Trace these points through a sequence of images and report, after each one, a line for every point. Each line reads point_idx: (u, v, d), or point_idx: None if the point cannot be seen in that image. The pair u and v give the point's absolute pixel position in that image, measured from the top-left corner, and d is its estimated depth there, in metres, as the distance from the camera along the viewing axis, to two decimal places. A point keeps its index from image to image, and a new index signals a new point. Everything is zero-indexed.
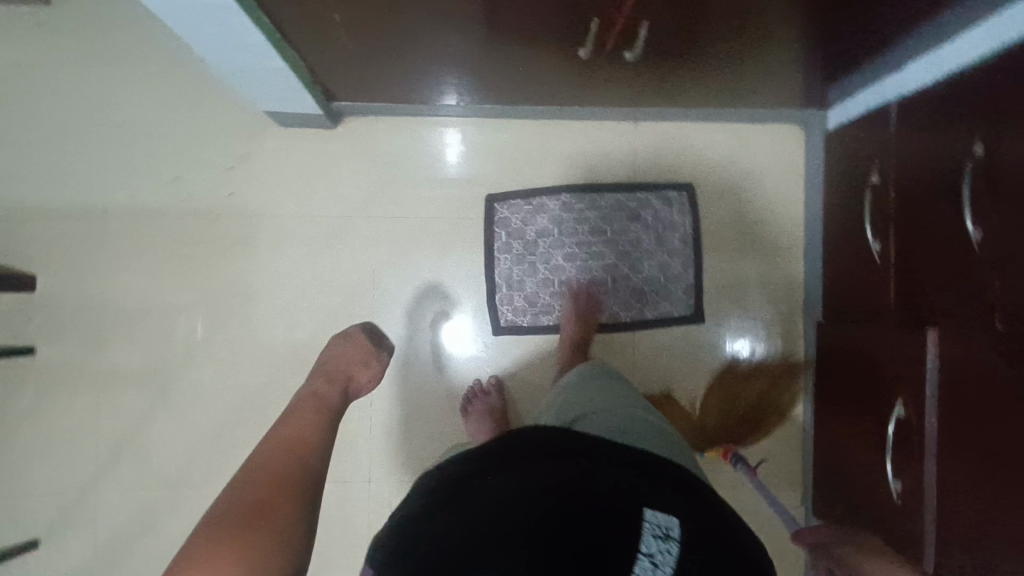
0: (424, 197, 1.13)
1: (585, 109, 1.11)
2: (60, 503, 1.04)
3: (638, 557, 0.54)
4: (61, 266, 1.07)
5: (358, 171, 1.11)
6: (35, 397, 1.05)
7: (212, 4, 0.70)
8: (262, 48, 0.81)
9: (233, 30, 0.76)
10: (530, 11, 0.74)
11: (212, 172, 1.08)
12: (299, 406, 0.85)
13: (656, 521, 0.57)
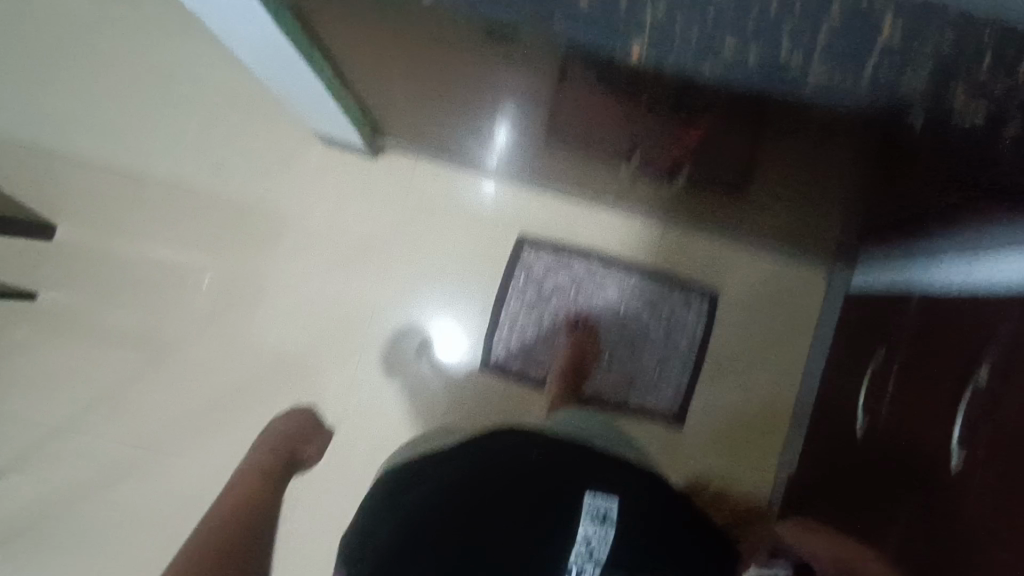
0: (442, 242, 1.15)
1: (619, 203, 1.11)
2: (34, 435, 1.12)
3: (576, 540, 0.66)
4: (92, 221, 1.14)
5: (387, 203, 1.15)
6: (37, 333, 1.14)
7: (276, 47, 0.74)
8: (319, 88, 0.86)
9: (292, 69, 0.81)
10: (564, 119, 0.76)
11: (251, 171, 1.14)
12: (243, 484, 0.99)
13: (592, 506, 0.69)
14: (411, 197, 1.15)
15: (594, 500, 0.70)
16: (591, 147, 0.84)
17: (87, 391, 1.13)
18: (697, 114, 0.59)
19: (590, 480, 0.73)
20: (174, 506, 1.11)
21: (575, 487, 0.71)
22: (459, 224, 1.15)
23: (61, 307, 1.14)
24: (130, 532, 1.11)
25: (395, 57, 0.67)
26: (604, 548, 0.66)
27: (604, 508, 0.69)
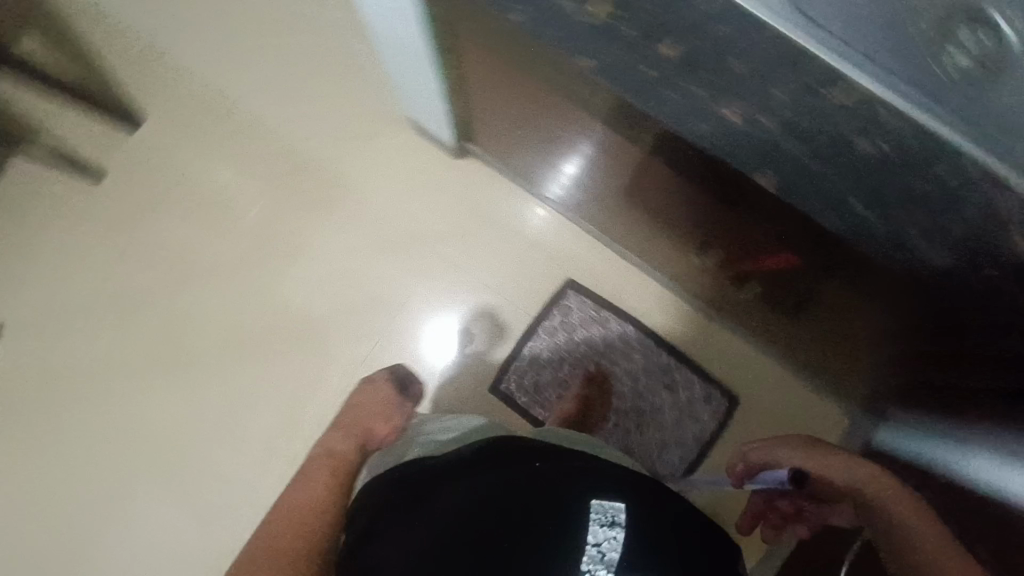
0: (491, 259, 1.15)
1: (671, 281, 1.11)
2: (49, 307, 1.15)
3: (585, 546, 0.50)
4: (174, 128, 1.17)
5: (453, 205, 1.16)
6: (88, 216, 1.17)
7: (409, 42, 0.76)
8: (432, 85, 0.87)
9: (417, 65, 0.82)
10: (653, 194, 0.76)
11: (336, 132, 1.16)
12: (314, 470, 0.82)
13: (600, 511, 0.53)
14: (476, 208, 1.16)
15: (603, 506, 0.53)
16: (670, 224, 0.83)
17: (112, 283, 1.16)
18: (790, 240, 0.58)
19: (597, 482, 0.57)
20: (153, 419, 1.12)
21: (579, 495, 0.54)
22: (511, 247, 1.15)
23: (118, 198, 1.17)
24: (101, 428, 1.12)
25: (518, 83, 0.67)
26: (618, 556, 0.50)
27: (614, 509, 0.53)
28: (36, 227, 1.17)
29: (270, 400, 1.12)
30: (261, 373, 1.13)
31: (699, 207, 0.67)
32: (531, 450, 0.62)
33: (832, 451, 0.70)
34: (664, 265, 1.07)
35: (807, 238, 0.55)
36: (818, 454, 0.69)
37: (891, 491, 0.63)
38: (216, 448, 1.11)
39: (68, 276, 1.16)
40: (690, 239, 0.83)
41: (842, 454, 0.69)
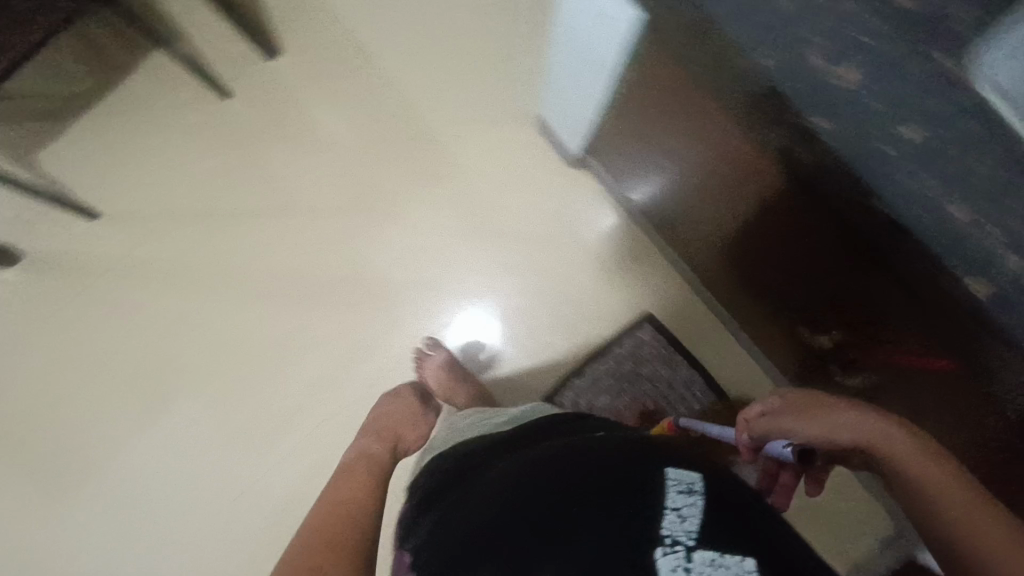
0: (577, 273, 1.14)
1: (751, 341, 1.09)
2: (130, 205, 1.12)
3: (663, 512, 0.48)
4: (305, 66, 1.16)
5: (554, 210, 1.15)
6: (194, 126, 1.14)
7: (592, 61, 0.74)
8: (593, 105, 0.85)
9: (588, 83, 0.80)
10: (785, 254, 0.75)
11: (462, 112, 1.16)
12: (357, 463, 0.79)
13: (676, 478, 0.51)
14: (575, 217, 1.15)
15: (676, 475, 0.51)
16: (787, 287, 0.81)
17: (206, 197, 1.14)
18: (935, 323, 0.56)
19: (671, 456, 0.55)
20: (215, 340, 1.12)
21: (652, 465, 0.52)
22: (598, 264, 1.14)
23: (231, 114, 1.16)
24: (154, 334, 1.12)
25: (699, 117, 0.66)
26: (698, 519, 0.47)
27: (690, 481, 0.51)
28: (145, 121, 1.13)
29: (331, 350, 1.12)
30: (328, 323, 1.12)
31: (829, 266, 0.67)
32: (610, 433, 0.63)
33: (836, 407, 0.59)
34: (749, 322, 1.04)
35: (962, 331, 0.53)
36: (823, 419, 0.59)
37: (923, 465, 0.53)
38: (269, 383, 1.11)
39: (164, 178, 1.13)
40: (799, 305, 0.82)
41: (849, 413, 0.57)
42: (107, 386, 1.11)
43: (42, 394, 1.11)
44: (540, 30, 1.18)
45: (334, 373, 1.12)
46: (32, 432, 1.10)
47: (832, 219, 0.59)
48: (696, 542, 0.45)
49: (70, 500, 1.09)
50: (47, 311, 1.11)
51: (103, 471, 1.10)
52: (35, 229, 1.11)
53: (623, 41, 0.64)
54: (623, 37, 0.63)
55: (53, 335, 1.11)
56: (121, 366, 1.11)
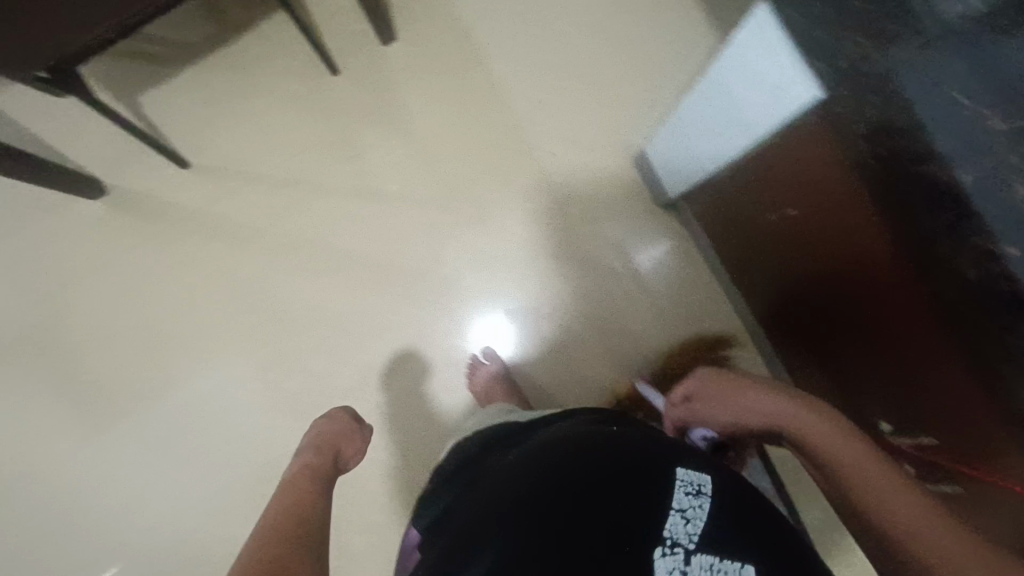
0: (640, 312, 1.11)
1: None
2: (217, 161, 1.12)
3: (670, 510, 0.51)
4: (416, 57, 1.14)
5: (632, 246, 1.12)
6: (293, 94, 1.12)
7: (742, 119, 0.70)
8: (719, 155, 0.81)
9: (726, 137, 0.76)
10: (879, 347, 0.71)
11: (561, 131, 1.14)
12: (295, 480, 0.77)
13: (685, 478, 0.54)
14: (649, 249, 1.12)
15: (686, 475, 0.55)
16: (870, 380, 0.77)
17: (292, 166, 1.12)
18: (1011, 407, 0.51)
19: (683, 454, 0.58)
20: (275, 308, 1.11)
21: (666, 463, 0.55)
22: (661, 303, 1.11)
23: (330, 89, 1.13)
24: (213, 294, 1.11)
25: (835, 181, 0.62)
26: (702, 523, 0.51)
27: (698, 483, 0.54)
28: (251, 82, 1.12)
29: (385, 342, 1.11)
30: (389, 317, 1.11)
31: (919, 361, 0.63)
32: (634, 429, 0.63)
33: (745, 390, 0.68)
34: None
35: None
36: (730, 401, 0.68)
37: (822, 434, 0.60)
38: (320, 362, 1.10)
39: (256, 140, 1.12)
40: (868, 380, 0.78)
41: (757, 394, 0.66)
42: (163, 334, 1.10)
43: (100, 330, 1.10)
44: (660, 61, 1.14)
45: (385, 365, 1.10)
46: (83, 365, 1.10)
47: (949, 321, 0.55)
48: (696, 545, 0.49)
49: (104, 438, 1.09)
50: (122, 249, 1.11)
51: (136, 416, 1.09)
52: (124, 166, 1.11)
53: (792, 106, 0.59)
54: (789, 105, 0.59)
55: (121, 276, 1.11)
56: (179, 317, 1.10)
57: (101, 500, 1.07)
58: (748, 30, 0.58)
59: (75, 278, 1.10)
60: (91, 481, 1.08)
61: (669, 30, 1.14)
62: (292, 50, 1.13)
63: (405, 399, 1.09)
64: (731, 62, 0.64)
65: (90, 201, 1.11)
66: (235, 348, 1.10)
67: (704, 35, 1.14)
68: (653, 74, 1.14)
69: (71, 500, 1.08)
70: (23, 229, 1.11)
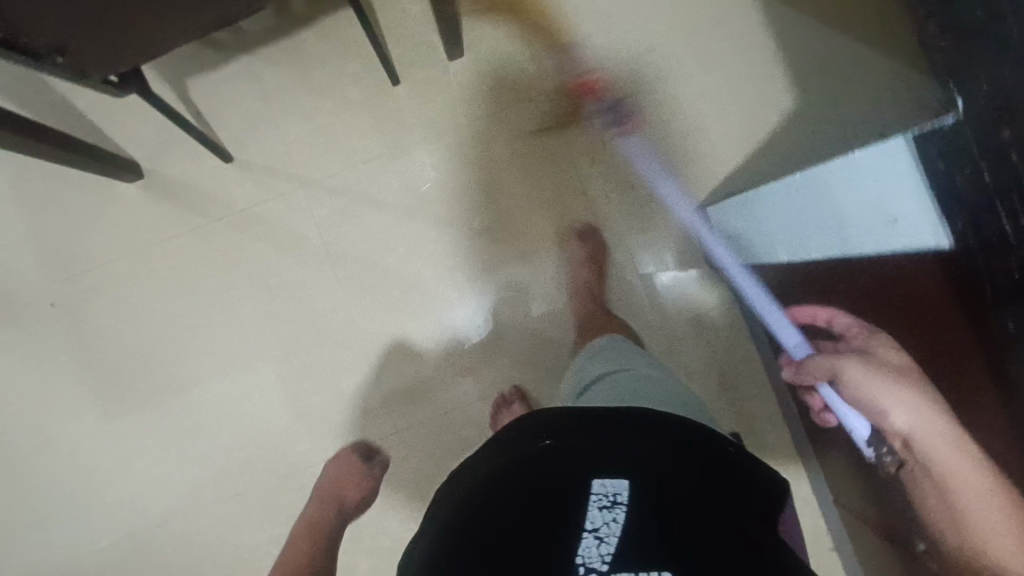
0: (670, 352, 1.08)
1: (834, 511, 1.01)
2: (264, 158, 1.08)
3: (582, 535, 0.51)
4: (482, 77, 1.08)
5: (673, 290, 1.09)
6: (351, 100, 1.08)
7: (829, 217, 0.73)
8: (789, 248, 0.81)
9: (801, 234, 0.78)
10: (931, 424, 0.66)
11: (620, 172, 1.09)
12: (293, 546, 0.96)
13: (599, 491, 0.53)
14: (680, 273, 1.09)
15: (603, 486, 0.54)
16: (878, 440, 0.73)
17: (341, 176, 1.08)
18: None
19: (608, 459, 0.56)
20: (307, 318, 1.08)
21: (583, 476, 0.55)
22: (693, 345, 1.08)
23: (390, 100, 1.08)
24: (242, 293, 1.08)
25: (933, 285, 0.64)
26: (614, 541, 0.50)
27: (615, 491, 0.53)
28: (308, 82, 1.07)
29: (413, 368, 1.08)
30: (420, 342, 1.08)
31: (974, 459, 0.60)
32: (577, 426, 0.60)
33: (912, 386, 0.65)
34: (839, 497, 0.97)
35: None
36: (884, 386, 0.67)
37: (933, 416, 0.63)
38: (344, 379, 1.08)
39: (307, 144, 1.08)
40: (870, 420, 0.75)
41: (911, 399, 0.65)
42: (190, 328, 1.07)
43: (125, 316, 1.07)
44: (735, 113, 1.08)
45: (409, 391, 1.08)
46: (103, 348, 1.07)
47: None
48: (608, 565, 0.49)
49: (117, 424, 1.06)
50: (157, 237, 1.07)
51: (147, 406, 1.06)
52: (167, 151, 1.07)
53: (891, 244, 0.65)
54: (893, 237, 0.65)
55: (149, 262, 1.07)
56: (208, 312, 1.07)
57: (105, 489, 1.05)
58: (891, 148, 0.66)
59: (105, 261, 1.07)
60: (98, 469, 1.05)
61: (750, 82, 1.08)
62: (355, 51, 1.07)
63: (425, 426, 1.07)
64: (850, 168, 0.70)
65: (128, 183, 1.06)
66: (258, 350, 1.07)
67: (787, 92, 1.08)
68: (727, 128, 1.09)
69: (75, 485, 1.05)
70: (57, 203, 1.07)
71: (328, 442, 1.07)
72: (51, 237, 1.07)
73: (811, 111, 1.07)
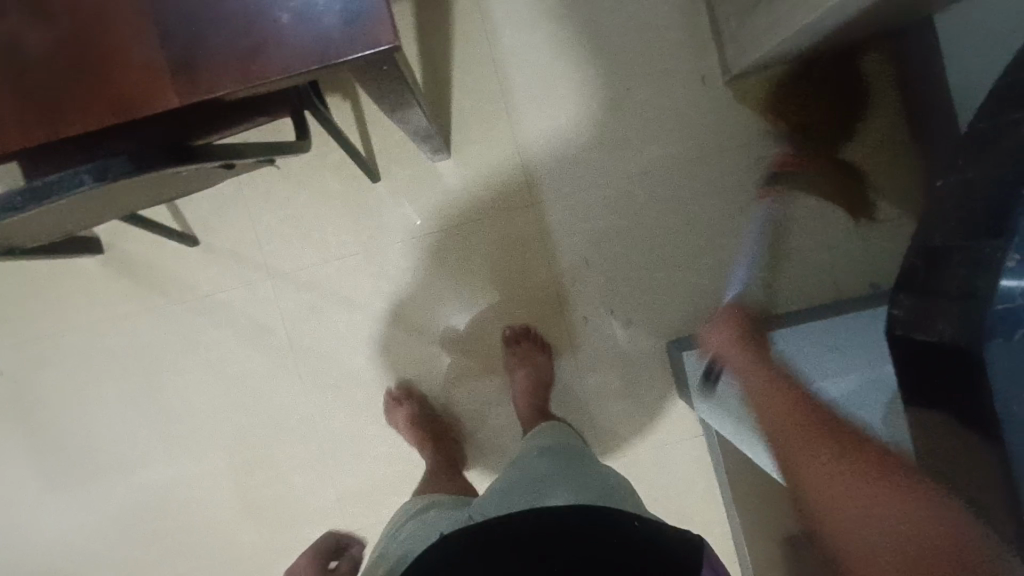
0: (635, 474, 1.07)
1: None
2: (232, 242, 1.03)
3: None
4: (466, 180, 1.04)
5: (643, 409, 1.06)
6: (329, 192, 1.03)
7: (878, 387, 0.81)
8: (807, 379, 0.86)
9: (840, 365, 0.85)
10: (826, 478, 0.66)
11: (602, 291, 1.06)
12: None
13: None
14: (652, 390, 1.06)
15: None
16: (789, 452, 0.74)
17: (310, 268, 1.04)
18: None
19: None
20: (264, 411, 1.05)
21: None
22: (658, 468, 1.07)
23: (369, 195, 1.03)
24: (196, 379, 1.04)
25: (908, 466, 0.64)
26: None
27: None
28: (284, 169, 1.03)
29: (370, 472, 1.05)
30: (379, 446, 1.05)
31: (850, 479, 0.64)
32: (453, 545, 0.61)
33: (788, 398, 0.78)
34: None
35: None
36: (765, 395, 0.81)
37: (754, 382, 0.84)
38: (295, 476, 1.05)
39: (277, 233, 1.04)
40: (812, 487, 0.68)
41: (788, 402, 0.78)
42: (140, 412, 1.04)
43: (75, 395, 1.04)
44: (727, 249, 1.04)
45: (361, 496, 1.05)
46: (52, 425, 1.04)
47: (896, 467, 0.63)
48: None
49: (62, 502, 1.05)
50: (112, 316, 1.04)
51: (89, 484, 1.04)
52: (130, 228, 1.02)
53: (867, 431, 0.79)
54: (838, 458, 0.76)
55: (101, 339, 1.04)
56: (160, 397, 1.04)
57: (47, 565, 1.05)
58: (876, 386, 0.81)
59: (58, 335, 1.04)
60: (40, 543, 1.05)
61: (744, 213, 1.04)
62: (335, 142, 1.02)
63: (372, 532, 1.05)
64: (855, 357, 0.84)
65: (87, 259, 1.03)
66: (208, 439, 1.05)
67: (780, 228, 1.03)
68: (714, 256, 1.04)
69: (19, 559, 1.05)
70: (16, 274, 1.04)
71: (277, 537, 1.05)
72: (7, 308, 1.04)
73: (806, 257, 1.03)
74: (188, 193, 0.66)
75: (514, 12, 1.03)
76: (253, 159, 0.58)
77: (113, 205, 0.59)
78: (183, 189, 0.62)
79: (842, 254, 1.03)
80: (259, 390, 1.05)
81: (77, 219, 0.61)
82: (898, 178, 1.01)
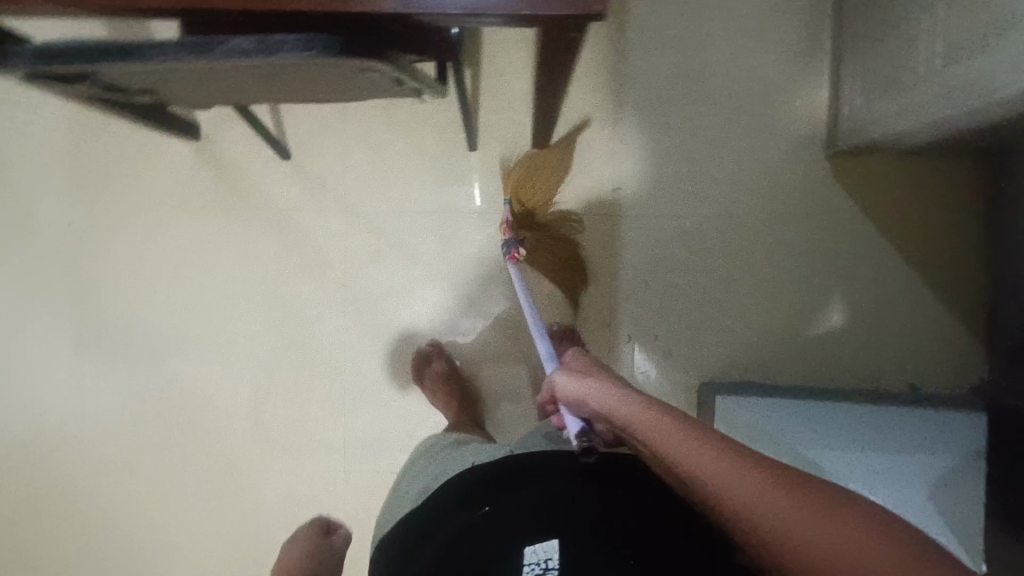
0: None
1: None
2: (320, 168, 1.06)
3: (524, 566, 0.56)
4: None
5: None
6: (425, 146, 1.06)
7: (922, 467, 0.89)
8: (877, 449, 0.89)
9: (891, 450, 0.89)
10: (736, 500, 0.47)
11: (652, 315, 1.08)
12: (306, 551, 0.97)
13: (532, 559, 0.56)
14: None
15: (535, 551, 0.56)
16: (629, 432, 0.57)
17: (386, 215, 1.07)
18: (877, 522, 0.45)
19: (530, 524, 0.58)
20: (300, 333, 1.07)
21: (519, 535, 0.57)
22: None
23: (461, 160, 1.06)
24: (245, 284, 1.07)
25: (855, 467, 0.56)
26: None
27: (546, 548, 0.56)
28: (390, 116, 1.06)
29: (382, 422, 1.07)
30: (398, 400, 1.07)
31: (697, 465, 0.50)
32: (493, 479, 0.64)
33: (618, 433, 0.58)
34: None
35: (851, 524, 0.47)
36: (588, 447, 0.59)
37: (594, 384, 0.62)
38: (312, 408, 1.07)
39: (365, 171, 1.06)
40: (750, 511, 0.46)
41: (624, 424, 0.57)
42: (184, 299, 1.07)
43: (128, 266, 1.07)
44: (781, 310, 1.06)
45: (368, 442, 1.06)
46: (98, 290, 1.07)
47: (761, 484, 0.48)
48: None
49: (83, 367, 1.07)
50: (186, 201, 1.06)
51: (116, 353, 1.06)
52: (230, 126, 1.06)
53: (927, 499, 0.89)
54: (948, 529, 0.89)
55: (169, 220, 1.06)
56: (207, 291, 1.07)
57: (54, 421, 1.07)
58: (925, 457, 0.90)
59: (130, 204, 1.06)
60: (52, 394, 1.07)
61: (809, 278, 1.06)
62: (445, 104, 1.05)
63: (369, 480, 1.06)
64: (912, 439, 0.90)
65: (181, 142, 1.06)
66: (240, 344, 1.07)
67: (839, 304, 1.05)
68: (767, 312, 1.06)
69: (28, 406, 1.07)
70: (108, 135, 1.06)
71: (275, 456, 1.06)
72: (89, 166, 1.07)
73: (856, 339, 1.05)
74: (342, 101, 0.70)
75: (647, 33, 1.07)
76: (413, 84, 0.61)
77: (288, 93, 0.63)
78: (344, 93, 0.66)
79: (891, 348, 1.04)
80: (302, 314, 1.07)
81: (248, 97, 0.65)
82: (964, 291, 1.03)
